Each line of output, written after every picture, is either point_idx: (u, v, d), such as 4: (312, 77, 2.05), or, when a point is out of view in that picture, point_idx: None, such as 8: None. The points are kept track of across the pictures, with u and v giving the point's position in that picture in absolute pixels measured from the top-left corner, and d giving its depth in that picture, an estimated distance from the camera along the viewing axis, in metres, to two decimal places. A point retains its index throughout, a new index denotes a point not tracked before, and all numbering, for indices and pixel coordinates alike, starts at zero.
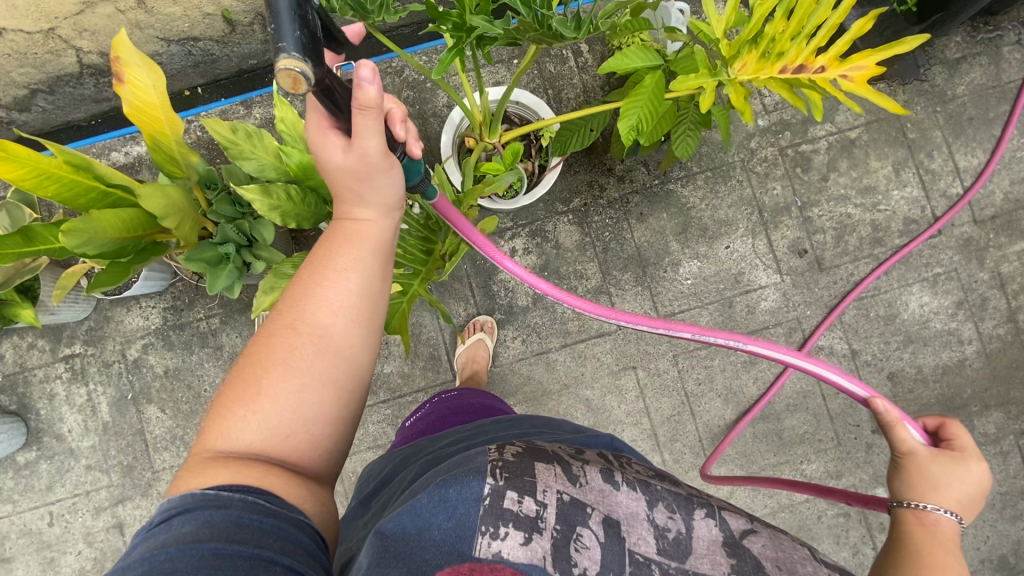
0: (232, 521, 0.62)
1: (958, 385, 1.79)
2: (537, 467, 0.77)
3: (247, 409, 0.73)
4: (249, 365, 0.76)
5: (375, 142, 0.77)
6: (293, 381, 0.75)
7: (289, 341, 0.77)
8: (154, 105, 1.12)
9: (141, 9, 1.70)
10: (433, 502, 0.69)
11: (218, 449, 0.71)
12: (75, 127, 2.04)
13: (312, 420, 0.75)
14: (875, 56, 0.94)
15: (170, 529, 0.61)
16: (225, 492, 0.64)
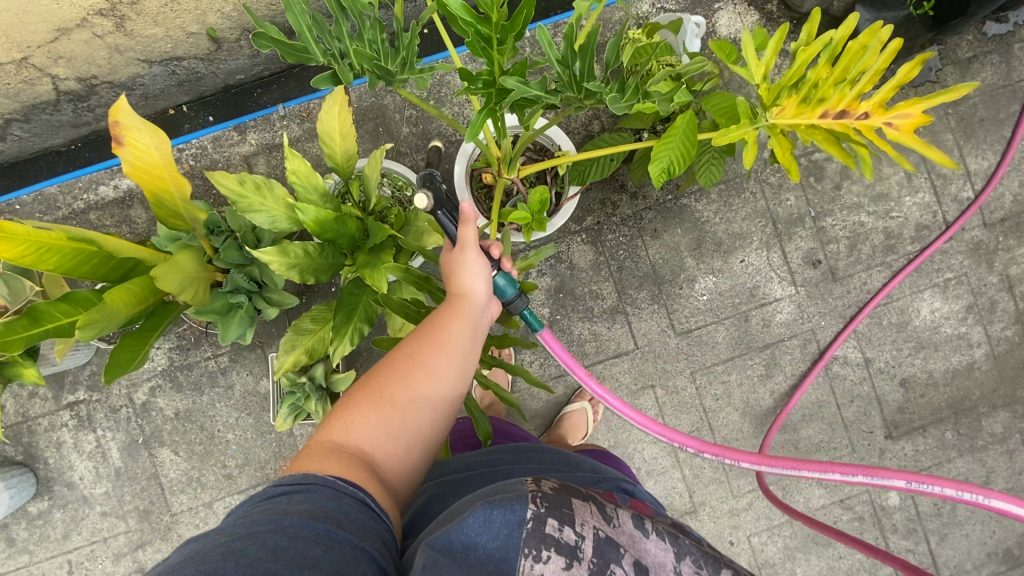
0: (343, 509, 0.71)
1: (967, 388, 1.82)
2: (574, 501, 0.77)
3: (369, 411, 0.85)
4: (366, 375, 0.89)
5: (473, 234, 1.04)
6: (409, 396, 0.87)
7: (409, 360, 0.90)
8: (157, 164, 1.06)
9: (120, 31, 1.57)
10: (480, 520, 0.67)
11: (337, 441, 0.82)
12: (54, 154, 1.91)
13: (413, 436, 0.86)
14: (922, 104, 0.91)
15: (293, 500, 0.71)
16: (341, 479, 0.75)
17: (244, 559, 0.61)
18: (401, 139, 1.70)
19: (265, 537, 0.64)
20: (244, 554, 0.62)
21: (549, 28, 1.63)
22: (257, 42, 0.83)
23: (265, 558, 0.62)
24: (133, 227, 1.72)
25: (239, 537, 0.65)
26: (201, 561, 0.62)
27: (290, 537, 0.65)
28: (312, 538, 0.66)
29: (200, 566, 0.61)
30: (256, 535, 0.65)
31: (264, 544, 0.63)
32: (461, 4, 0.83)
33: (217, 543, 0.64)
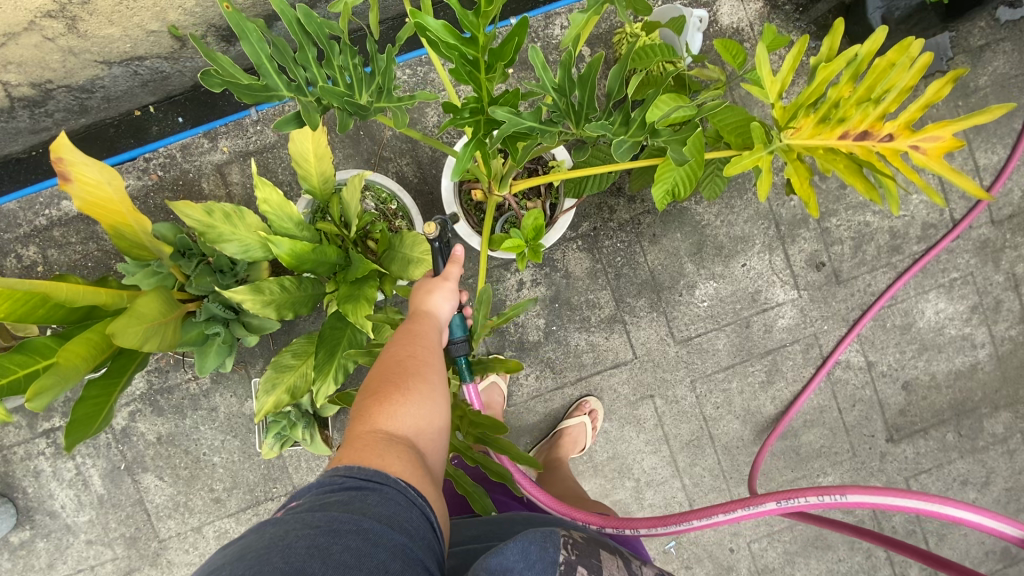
0: (406, 511, 0.70)
1: (970, 389, 1.79)
2: (602, 553, 0.78)
3: (414, 404, 0.80)
4: (399, 364, 0.84)
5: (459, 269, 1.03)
6: (442, 395, 0.85)
7: (432, 356, 0.87)
8: (111, 200, 1.00)
9: (72, 33, 1.45)
10: (517, 548, 0.68)
11: (384, 433, 0.77)
12: (14, 161, 1.69)
13: (441, 421, 0.84)
14: (953, 126, 0.84)
15: (364, 506, 0.67)
16: (400, 480, 0.72)
17: (331, 558, 0.60)
18: (383, 143, 1.54)
19: (348, 539, 0.62)
20: (330, 552, 0.61)
21: (540, 21, 1.51)
22: (210, 80, 0.78)
23: (350, 563, 0.61)
24: (100, 244, 1.61)
25: (323, 532, 0.63)
26: (287, 550, 0.60)
27: (371, 545, 0.63)
28: (393, 550, 0.64)
29: (289, 560, 0.59)
30: (339, 535, 0.63)
31: (347, 548, 0.62)
32: (442, 25, 0.74)
33: (300, 529, 0.63)
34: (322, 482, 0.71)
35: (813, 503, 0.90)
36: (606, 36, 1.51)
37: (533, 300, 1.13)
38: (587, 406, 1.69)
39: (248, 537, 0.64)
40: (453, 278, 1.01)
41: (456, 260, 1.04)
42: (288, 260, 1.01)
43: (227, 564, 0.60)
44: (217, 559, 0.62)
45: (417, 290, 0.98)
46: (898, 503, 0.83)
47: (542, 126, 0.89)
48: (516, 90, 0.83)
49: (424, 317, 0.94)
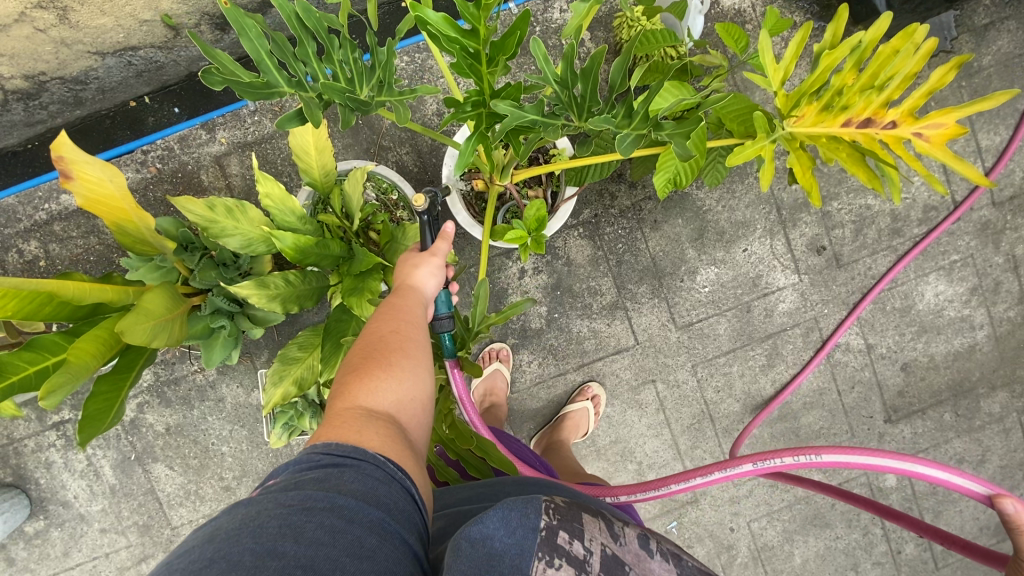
0: (387, 482, 0.69)
1: (967, 369, 1.81)
2: (584, 516, 0.74)
3: (394, 380, 0.80)
4: (379, 341, 0.84)
5: (447, 244, 1.02)
6: (424, 372, 0.85)
7: (414, 332, 0.87)
8: (114, 196, 1.00)
9: (65, 24, 1.40)
10: (497, 516, 0.65)
11: (366, 407, 0.77)
12: (10, 154, 1.68)
13: (424, 399, 0.84)
14: (956, 114, 0.85)
15: (343, 478, 0.67)
16: (380, 453, 0.71)
17: (303, 537, 0.58)
18: (383, 132, 1.53)
19: (321, 516, 0.61)
20: (302, 531, 0.59)
21: (538, 4, 1.49)
22: (210, 78, 0.78)
23: (323, 540, 0.59)
24: (101, 238, 1.61)
25: (295, 511, 0.61)
26: (258, 531, 0.59)
27: (345, 521, 0.61)
28: (368, 525, 0.62)
29: (259, 540, 0.58)
30: (312, 513, 0.61)
31: (321, 525, 0.60)
32: (443, 17, 0.74)
33: (272, 509, 0.61)
34: (300, 460, 0.70)
35: (789, 464, 0.98)
36: (606, 20, 1.49)
37: (532, 303, 1.19)
38: (590, 392, 1.70)
39: (219, 520, 0.62)
40: (442, 253, 0.99)
41: (446, 236, 1.02)
42: (291, 255, 1.02)
43: (198, 547, 0.58)
44: (187, 543, 0.60)
45: (403, 265, 0.99)
46: (865, 462, 0.90)
47: (545, 119, 0.88)
48: (519, 82, 0.82)
49: (407, 293, 0.94)
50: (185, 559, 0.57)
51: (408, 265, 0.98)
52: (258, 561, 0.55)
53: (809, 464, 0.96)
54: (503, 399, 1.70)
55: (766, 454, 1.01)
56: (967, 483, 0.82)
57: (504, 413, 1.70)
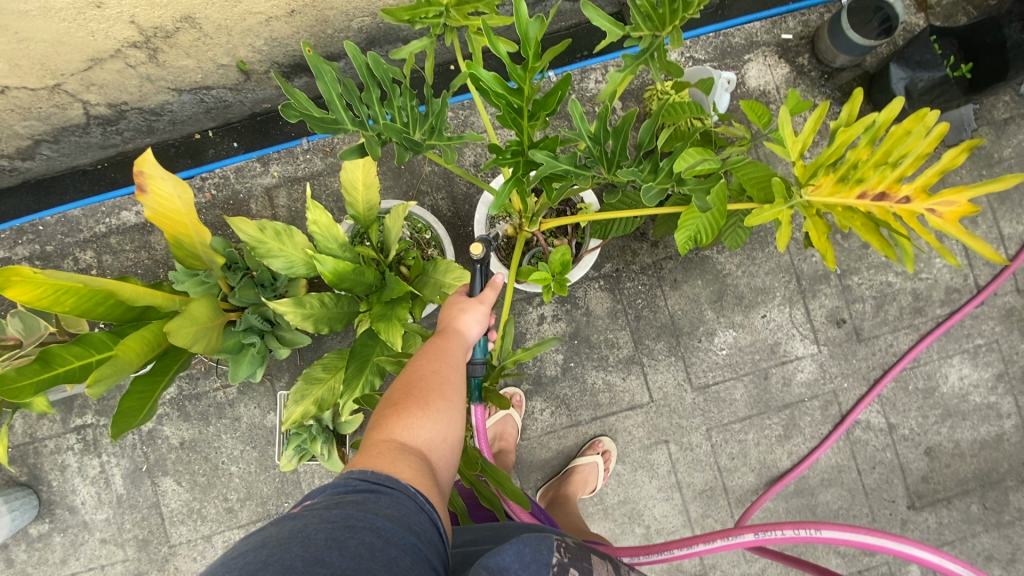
0: (417, 514, 0.71)
1: (995, 459, 1.75)
2: (593, 558, 0.77)
3: (431, 420, 0.83)
4: (420, 379, 0.87)
5: (492, 295, 1.07)
6: (458, 414, 0.87)
7: (453, 375, 0.90)
8: (178, 211, 1.09)
9: (153, 63, 1.55)
10: (513, 549, 0.67)
11: (401, 441, 0.79)
12: (81, 173, 1.85)
13: (455, 442, 0.86)
14: (968, 192, 0.89)
15: (378, 503, 0.69)
16: (413, 486, 0.73)
17: (346, 551, 0.62)
18: (422, 177, 1.63)
19: (361, 534, 0.64)
20: (346, 545, 0.62)
21: (577, 75, 1.62)
22: (288, 112, 0.89)
23: (365, 556, 0.62)
24: (151, 253, 1.72)
25: (339, 526, 0.64)
26: (307, 540, 0.62)
27: (383, 541, 0.65)
28: (402, 547, 0.66)
29: (308, 549, 0.61)
30: (354, 530, 0.64)
31: (362, 542, 0.63)
32: (493, 76, 0.83)
33: (318, 522, 0.65)
34: (336, 482, 0.72)
35: (790, 536, 0.99)
36: (637, 92, 1.61)
37: (558, 341, 1.19)
38: (601, 446, 1.68)
39: (267, 528, 0.65)
40: (488, 303, 1.05)
41: (495, 285, 1.09)
42: (330, 278, 1.08)
43: (249, 550, 0.61)
44: (237, 546, 0.63)
45: (449, 309, 1.03)
46: (867, 541, 0.93)
47: (577, 169, 0.96)
48: (556, 135, 0.91)
49: (452, 337, 0.97)
50: (236, 560, 0.60)
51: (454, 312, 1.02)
52: (307, 568, 0.59)
53: (809, 539, 0.98)
54: (512, 444, 1.69)
55: (768, 525, 1.02)
56: (957, 567, 0.89)
57: (512, 461, 1.69)
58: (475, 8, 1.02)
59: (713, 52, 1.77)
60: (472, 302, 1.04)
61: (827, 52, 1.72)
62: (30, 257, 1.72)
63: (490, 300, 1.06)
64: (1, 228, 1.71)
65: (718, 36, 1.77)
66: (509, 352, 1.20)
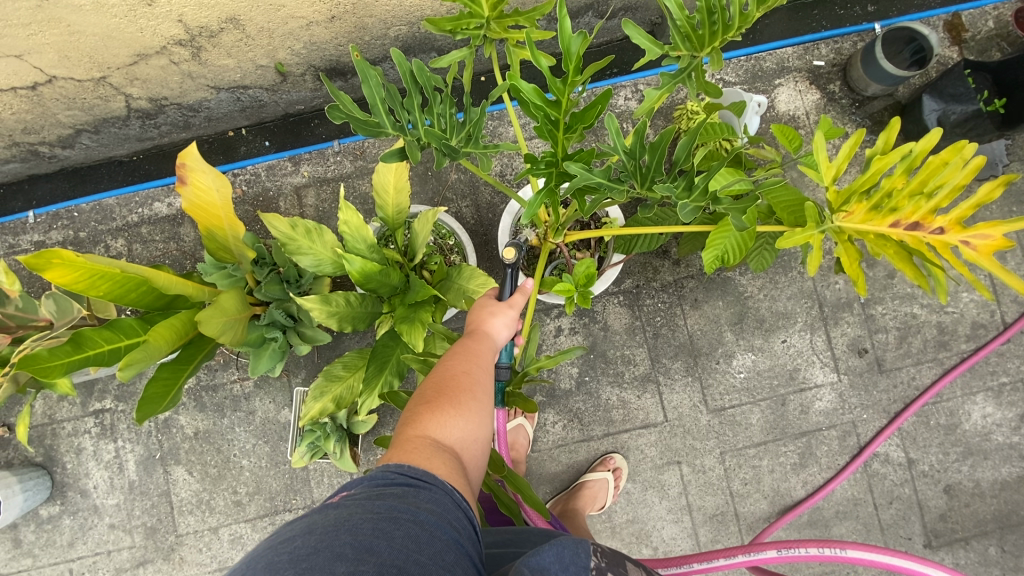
0: (455, 510, 0.73)
1: (1018, 502, 1.70)
2: (628, 565, 0.80)
3: (463, 418, 0.84)
4: (452, 379, 0.88)
5: (522, 298, 1.07)
6: (488, 415, 0.88)
7: (484, 376, 0.91)
8: (215, 205, 1.12)
9: (195, 61, 1.60)
10: (553, 551, 0.72)
11: (434, 438, 0.81)
12: (118, 163, 1.91)
13: (485, 444, 0.87)
14: (1004, 227, 0.88)
15: (416, 498, 0.71)
16: (447, 484, 0.75)
17: (394, 541, 0.65)
18: (448, 184, 1.65)
19: (406, 527, 0.67)
20: (393, 536, 0.66)
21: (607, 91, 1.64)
22: (334, 113, 0.91)
23: (411, 547, 0.65)
24: (179, 245, 1.75)
25: (385, 517, 0.67)
26: (354, 529, 0.65)
27: (428, 534, 0.68)
28: (445, 541, 0.69)
29: (357, 537, 0.64)
30: (399, 522, 0.67)
31: (407, 534, 0.66)
32: (533, 88, 0.85)
33: (363, 512, 0.68)
34: (374, 475, 0.74)
35: (813, 555, 1.11)
36: (667, 111, 1.62)
37: (583, 350, 1.19)
38: (612, 463, 1.67)
39: (312, 516, 0.69)
40: (518, 306, 1.06)
41: (524, 290, 1.08)
42: (357, 278, 1.10)
43: (299, 536, 0.65)
44: (286, 532, 0.67)
45: (480, 311, 1.04)
46: (896, 563, 1.06)
47: (610, 183, 0.96)
48: (591, 149, 0.92)
49: (482, 338, 0.98)
50: (288, 545, 0.64)
51: (484, 314, 1.03)
52: (358, 557, 0.62)
53: (834, 557, 1.10)
54: (522, 455, 1.68)
55: (792, 542, 1.15)
56: None
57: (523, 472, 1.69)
58: (515, 22, 1.04)
59: (744, 75, 1.77)
60: (503, 305, 1.05)
61: (859, 80, 1.72)
62: (63, 242, 1.76)
63: (521, 303, 1.07)
64: (37, 213, 1.76)
65: (749, 60, 1.78)
66: (533, 357, 1.20)
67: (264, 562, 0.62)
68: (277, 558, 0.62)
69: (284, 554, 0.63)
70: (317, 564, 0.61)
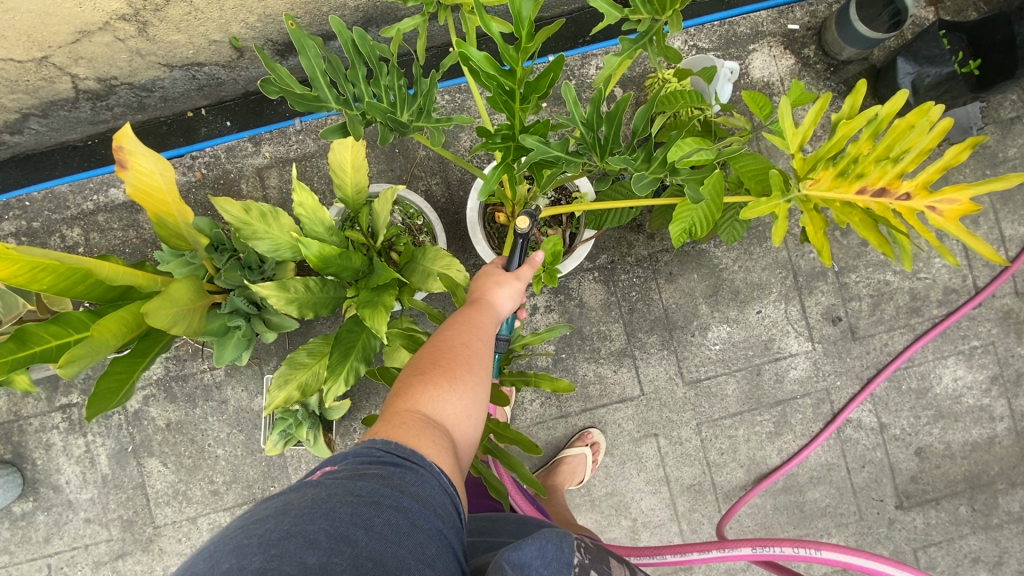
0: (443, 494, 0.71)
1: (986, 462, 1.74)
2: (611, 562, 0.82)
3: (456, 393, 0.81)
4: (449, 350, 0.86)
5: (528, 271, 1.05)
6: (484, 392, 0.86)
7: (481, 349, 0.89)
8: (160, 189, 1.07)
9: (142, 37, 1.51)
10: (535, 546, 0.70)
11: (426, 414, 0.78)
12: (70, 148, 1.82)
13: (479, 422, 0.85)
14: (971, 191, 0.86)
15: (404, 479, 0.69)
16: (437, 466, 0.72)
17: (372, 529, 0.62)
18: (416, 162, 1.60)
19: (387, 514, 0.64)
20: (372, 524, 0.62)
21: (577, 60, 1.58)
22: (267, 87, 0.88)
23: (391, 538, 0.62)
24: (139, 232, 1.69)
25: (365, 502, 0.64)
26: (331, 514, 0.62)
27: (409, 523, 0.65)
28: (428, 532, 0.66)
29: (333, 523, 0.61)
30: (380, 508, 0.64)
31: (388, 522, 0.63)
32: (484, 56, 0.80)
33: (342, 494, 0.65)
34: (359, 451, 0.72)
35: (788, 554, 1.12)
36: (638, 80, 1.58)
37: (569, 327, 1.28)
38: (590, 438, 1.68)
39: (289, 495, 0.66)
40: (524, 278, 1.04)
41: (532, 262, 1.07)
42: (315, 263, 1.05)
43: (272, 517, 0.62)
44: (259, 511, 0.64)
45: (484, 280, 1.02)
46: (869, 565, 1.04)
47: (568, 156, 0.93)
48: (547, 121, 0.88)
49: (484, 308, 0.96)
50: (259, 527, 0.61)
51: (489, 286, 1.01)
52: (332, 544, 0.59)
53: (807, 557, 1.10)
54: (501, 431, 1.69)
55: (768, 542, 1.15)
56: None
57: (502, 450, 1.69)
58: None
59: (717, 41, 1.73)
60: (509, 275, 1.04)
61: (834, 44, 1.68)
62: (16, 233, 1.69)
63: (526, 276, 1.05)
64: None
65: (723, 24, 1.73)
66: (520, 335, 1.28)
67: (232, 545, 0.59)
68: (246, 541, 0.59)
69: (254, 537, 0.59)
70: (288, 551, 0.58)
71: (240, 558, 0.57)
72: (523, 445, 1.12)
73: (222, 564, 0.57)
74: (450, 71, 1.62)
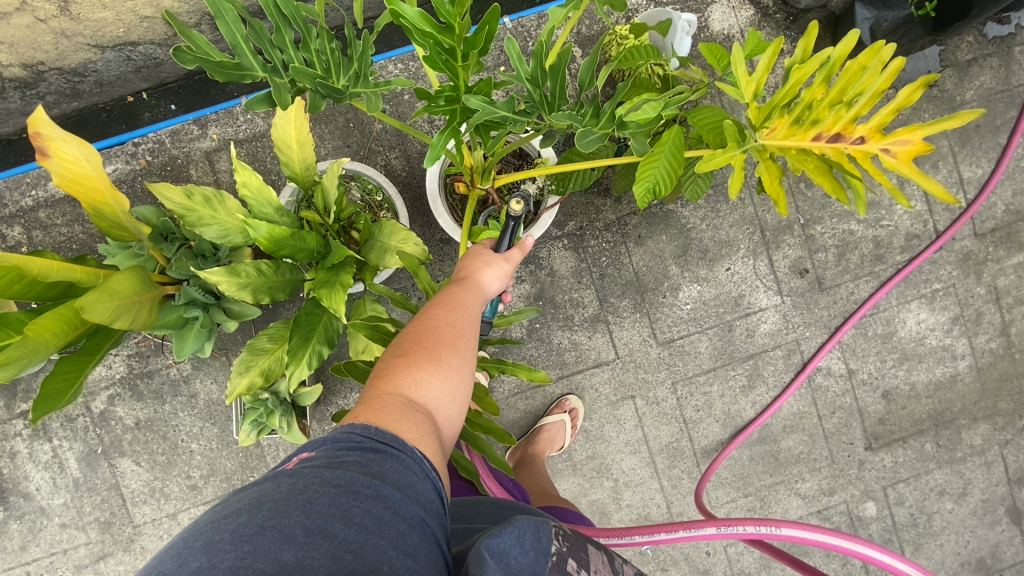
0: (426, 482, 0.70)
1: (949, 399, 1.80)
2: (590, 548, 0.81)
3: (440, 375, 0.79)
4: (434, 331, 0.84)
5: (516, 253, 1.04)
6: (469, 375, 0.84)
7: (468, 329, 0.87)
8: (90, 177, 1.02)
9: (65, 16, 1.39)
10: (513, 533, 0.69)
11: (410, 397, 0.76)
12: (4, 142, 1.66)
13: (464, 405, 0.83)
14: (922, 131, 0.87)
15: (385, 466, 0.67)
16: (419, 452, 0.71)
17: (352, 522, 0.61)
18: (373, 136, 1.54)
19: (368, 504, 0.62)
20: (351, 515, 0.61)
21: (532, 20, 1.53)
22: (182, 56, 0.85)
23: (372, 529, 0.61)
24: (85, 227, 1.61)
25: (344, 492, 0.62)
26: (308, 506, 0.60)
27: (391, 513, 0.63)
28: (411, 521, 0.64)
29: (310, 517, 0.59)
30: (359, 498, 0.62)
31: (368, 512, 0.62)
32: (419, 12, 0.76)
33: (319, 484, 0.63)
34: (337, 437, 0.69)
35: (751, 532, 1.14)
36: (597, 39, 1.53)
37: (537, 310, 1.22)
38: (568, 405, 1.69)
39: (263, 486, 0.63)
40: (513, 260, 1.03)
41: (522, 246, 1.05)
42: (267, 246, 1.00)
43: (244, 511, 0.60)
44: (231, 504, 0.62)
45: (473, 260, 1.01)
46: (825, 540, 1.06)
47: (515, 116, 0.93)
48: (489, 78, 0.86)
49: (470, 287, 0.95)
50: (231, 521, 0.59)
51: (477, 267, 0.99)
52: (310, 538, 0.57)
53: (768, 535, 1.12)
54: None
55: (734, 519, 1.17)
56: (908, 567, 1.01)
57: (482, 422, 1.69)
58: None
59: None
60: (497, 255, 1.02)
61: None
62: None
63: (516, 257, 1.04)
64: None
65: None
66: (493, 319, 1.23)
67: (202, 542, 0.57)
68: (217, 538, 0.57)
69: (226, 533, 0.57)
70: (262, 548, 0.56)
71: (211, 557, 0.55)
72: (497, 434, 1.11)
73: (191, 563, 0.55)
74: (403, 37, 1.54)
